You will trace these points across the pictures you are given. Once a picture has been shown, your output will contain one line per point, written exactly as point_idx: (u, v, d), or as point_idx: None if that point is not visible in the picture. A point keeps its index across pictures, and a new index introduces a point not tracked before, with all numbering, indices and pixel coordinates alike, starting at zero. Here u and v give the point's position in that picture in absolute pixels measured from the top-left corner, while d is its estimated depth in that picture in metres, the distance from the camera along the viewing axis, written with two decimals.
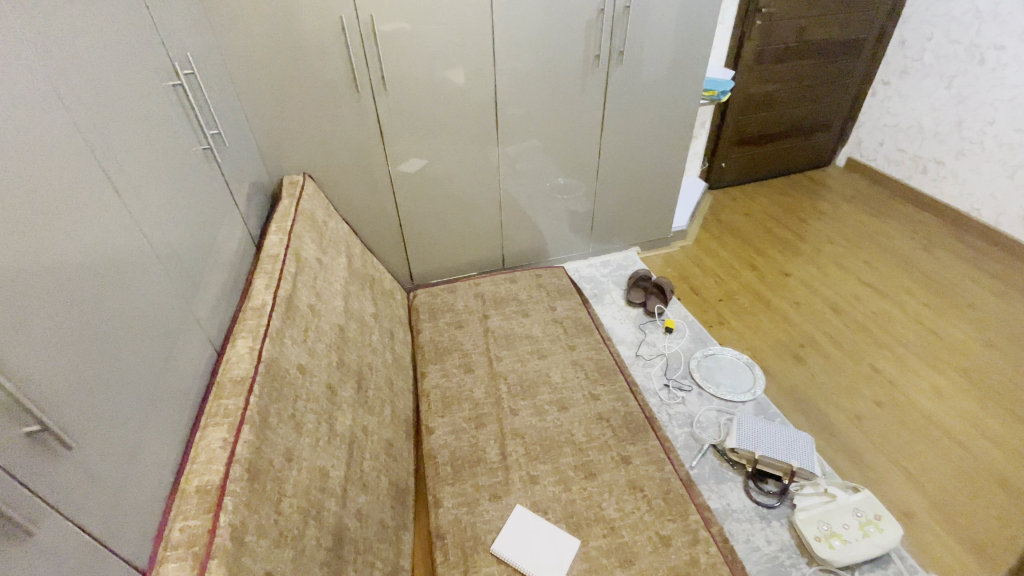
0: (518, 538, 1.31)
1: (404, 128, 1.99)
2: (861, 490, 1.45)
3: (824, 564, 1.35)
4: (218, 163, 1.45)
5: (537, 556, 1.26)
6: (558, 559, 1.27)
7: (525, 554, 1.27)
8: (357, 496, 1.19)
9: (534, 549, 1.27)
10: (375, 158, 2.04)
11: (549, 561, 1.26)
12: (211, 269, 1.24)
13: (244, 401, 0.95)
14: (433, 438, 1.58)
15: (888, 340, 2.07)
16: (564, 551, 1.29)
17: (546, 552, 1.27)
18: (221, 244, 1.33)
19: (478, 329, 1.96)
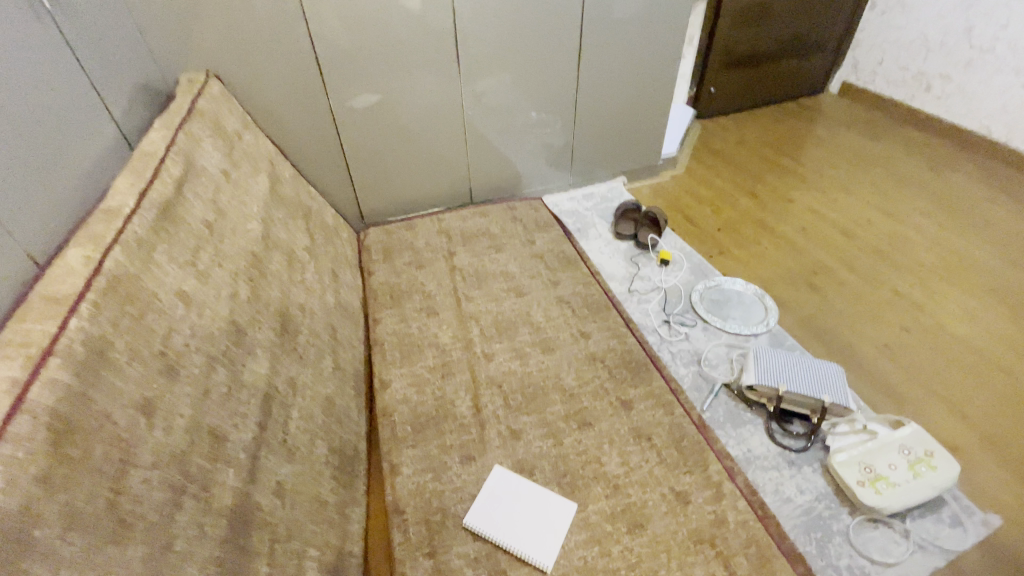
0: (498, 508, 1.02)
1: (340, 36, 1.59)
2: (905, 424, 1.21)
3: (870, 513, 1.10)
4: (54, 19, 0.98)
5: (525, 530, 0.99)
6: (554, 530, 0.99)
7: (510, 529, 1.00)
8: (276, 466, 0.88)
9: (520, 521, 1.00)
10: (305, 73, 1.62)
11: (542, 534, 0.98)
12: (44, 160, 0.88)
13: (58, 326, 0.64)
14: (388, 393, 1.26)
15: (907, 263, 1.84)
16: (559, 518, 1.01)
17: (538, 522, 1.00)
18: (68, 133, 0.97)
19: (442, 268, 1.64)
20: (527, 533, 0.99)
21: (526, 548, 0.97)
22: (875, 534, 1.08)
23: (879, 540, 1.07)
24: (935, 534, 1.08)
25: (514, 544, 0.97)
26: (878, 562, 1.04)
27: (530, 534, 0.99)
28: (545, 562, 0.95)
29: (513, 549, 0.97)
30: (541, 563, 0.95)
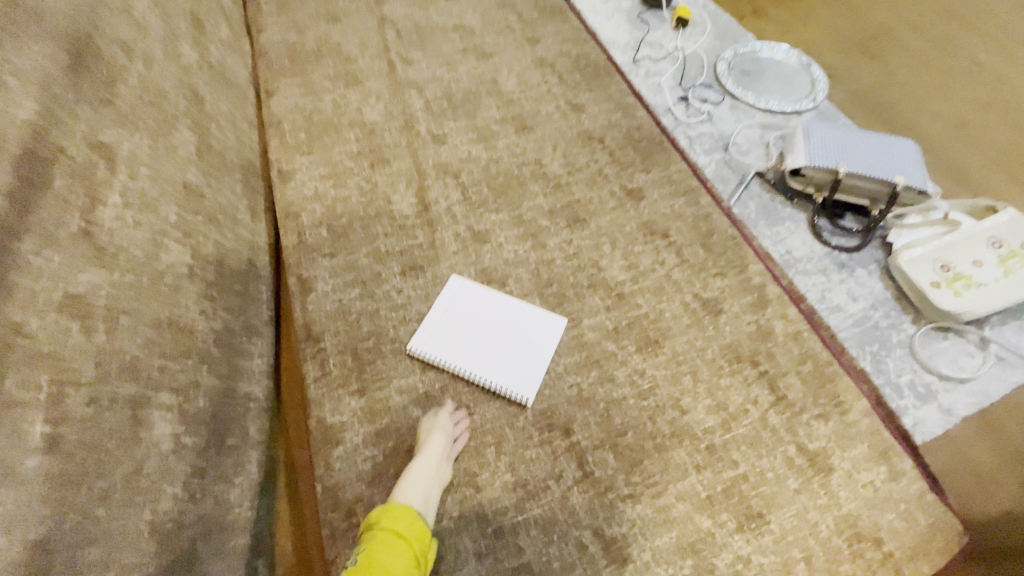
0: (457, 331, 0.70)
1: None
2: (999, 212, 0.91)
3: (941, 321, 0.85)
4: None
5: (496, 357, 0.68)
6: (538, 356, 0.68)
7: (476, 356, 0.68)
8: (59, 271, 0.51)
9: (486, 346, 0.69)
10: None
11: (521, 362, 0.68)
12: None
13: None
14: (289, 186, 0.86)
15: (988, 27, 1.41)
16: (545, 339, 0.70)
17: (515, 347, 0.69)
18: None
19: (366, 21, 1.11)
20: (500, 361, 0.68)
21: (499, 379, 0.66)
22: (944, 345, 0.85)
23: (949, 352, 0.84)
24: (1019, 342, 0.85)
25: (481, 375, 0.67)
26: (948, 378, 0.81)
27: (503, 362, 0.68)
28: (527, 397, 0.65)
29: (480, 382, 0.66)
30: (521, 398, 0.65)
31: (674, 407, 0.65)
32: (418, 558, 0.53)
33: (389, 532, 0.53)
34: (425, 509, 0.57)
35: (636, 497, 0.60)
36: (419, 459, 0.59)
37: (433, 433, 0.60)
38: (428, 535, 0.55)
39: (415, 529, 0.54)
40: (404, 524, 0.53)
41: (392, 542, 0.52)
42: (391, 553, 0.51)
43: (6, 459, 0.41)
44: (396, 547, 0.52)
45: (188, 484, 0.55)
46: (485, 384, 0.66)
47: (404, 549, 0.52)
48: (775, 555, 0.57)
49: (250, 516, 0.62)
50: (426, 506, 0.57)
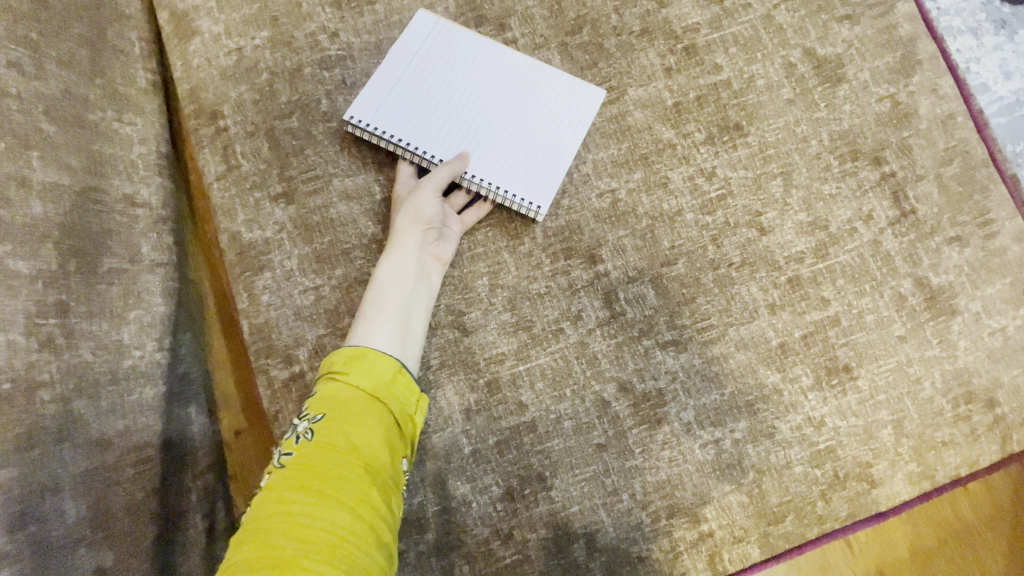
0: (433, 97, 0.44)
1: None
2: None
3: None
4: None
5: (493, 147, 0.44)
6: (558, 149, 0.45)
7: (462, 140, 0.44)
8: None
9: (478, 128, 0.44)
10: None
11: (534, 156, 0.45)
12: None
13: None
14: None
15: None
16: (574, 122, 0.45)
17: (526, 131, 0.45)
18: None
19: None
20: (500, 151, 0.44)
21: (497, 180, 0.44)
22: None
23: None
24: None
25: (468, 170, 0.44)
26: None
27: (506, 153, 0.44)
28: (540, 210, 0.44)
29: (466, 181, 0.44)
30: (530, 210, 0.44)
31: (752, 224, 0.45)
32: (400, 424, 0.36)
33: (358, 389, 0.35)
34: (407, 335, 0.39)
35: (681, 344, 0.43)
36: (393, 260, 0.41)
37: (411, 215, 0.42)
38: (413, 388, 0.37)
39: (393, 383, 0.36)
40: (371, 377, 0.36)
41: (357, 400, 0.35)
42: (364, 418, 0.34)
43: None
44: (369, 412, 0.35)
45: (35, 329, 0.37)
46: (473, 186, 0.44)
47: (376, 413, 0.35)
48: (857, 418, 0.43)
49: (162, 360, 0.46)
50: (410, 323, 0.40)
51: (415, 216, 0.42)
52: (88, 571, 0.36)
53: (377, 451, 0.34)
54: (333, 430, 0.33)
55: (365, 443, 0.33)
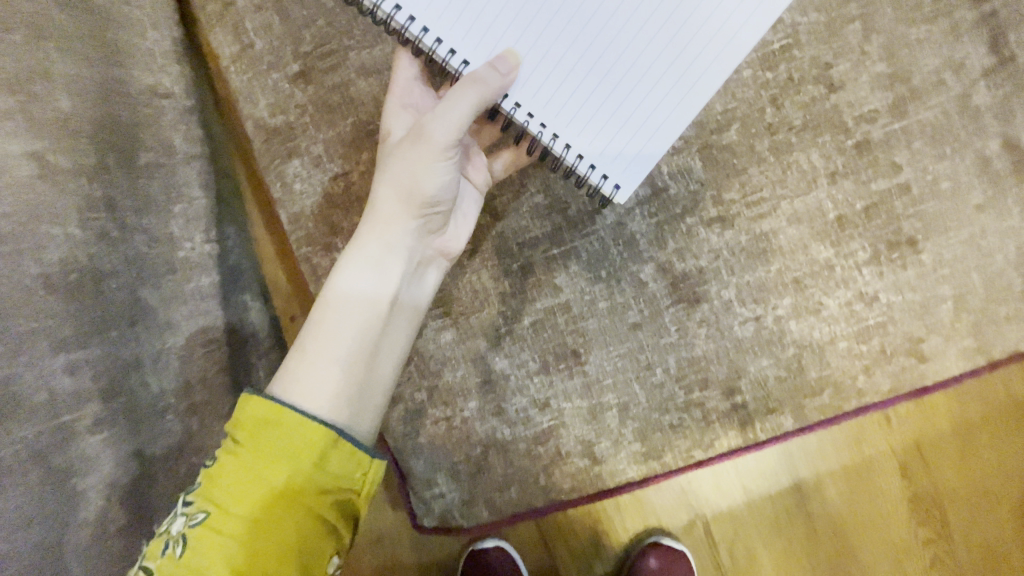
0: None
1: None
2: None
3: None
4: None
5: (574, 72, 0.31)
6: (677, 84, 0.31)
7: (517, 24, 0.30)
8: None
9: (563, 40, 0.31)
10: None
11: (636, 79, 0.31)
12: None
13: None
14: None
15: None
16: (731, 31, 0.31)
17: (632, 30, 0.31)
18: None
19: None
20: (583, 57, 0.31)
21: (556, 118, 0.32)
22: None
23: None
24: None
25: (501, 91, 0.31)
26: None
27: (595, 60, 0.31)
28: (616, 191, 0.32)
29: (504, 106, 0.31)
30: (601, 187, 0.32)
31: (819, 80, 0.39)
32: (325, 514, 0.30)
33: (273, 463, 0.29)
34: (363, 365, 0.33)
35: (727, 220, 0.41)
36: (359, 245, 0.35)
37: (394, 184, 0.35)
38: (351, 466, 0.30)
39: (322, 461, 0.29)
40: (291, 449, 0.29)
41: (268, 479, 0.28)
42: (272, 509, 0.28)
43: None
44: (282, 502, 0.28)
45: (89, 222, 0.38)
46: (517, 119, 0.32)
47: (288, 507, 0.28)
48: (914, 293, 0.40)
49: (211, 251, 0.48)
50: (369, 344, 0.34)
51: (411, 176, 0.34)
52: (177, 434, 0.41)
53: (283, 550, 0.28)
54: (240, 501, 0.28)
55: (267, 539, 0.28)
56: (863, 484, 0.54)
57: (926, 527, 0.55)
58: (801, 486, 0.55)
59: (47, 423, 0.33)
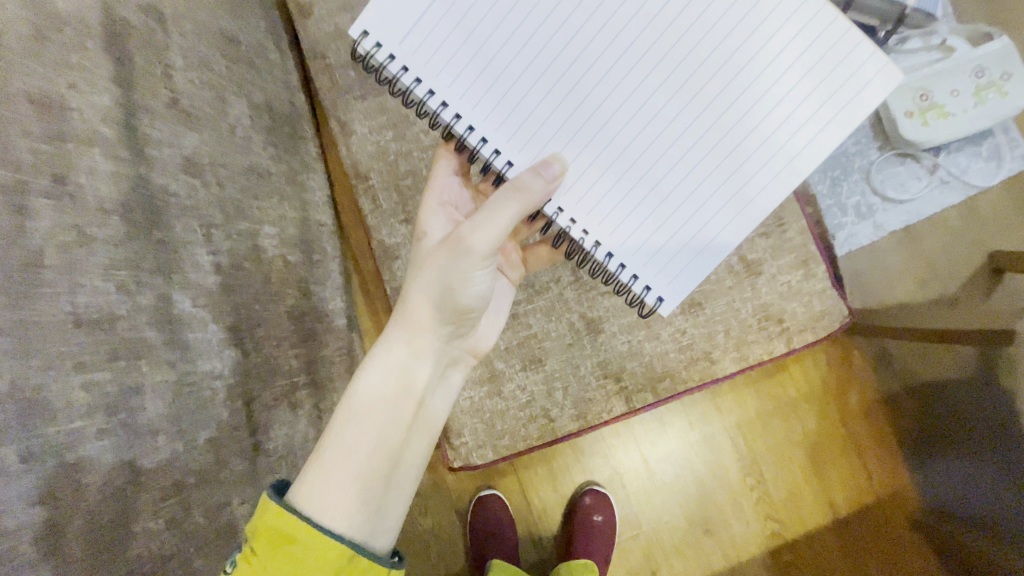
0: (608, 117, 0.50)
1: None
2: (998, 37, 0.93)
3: (903, 147, 0.97)
4: None
5: (649, 211, 0.52)
6: (733, 212, 0.51)
7: (613, 183, 0.51)
8: (174, 136, 0.65)
9: (634, 199, 0.51)
10: None
11: (702, 210, 0.51)
12: None
13: None
14: (310, 23, 0.89)
15: None
16: (792, 156, 0.49)
17: (697, 180, 0.51)
18: None
19: None
20: (657, 205, 0.51)
21: (630, 252, 0.53)
22: (898, 171, 0.98)
23: (900, 177, 0.99)
24: (964, 168, 0.99)
25: (551, 202, 0.52)
26: (889, 200, 0.98)
27: (669, 207, 0.51)
28: (663, 304, 0.54)
29: (585, 243, 0.53)
30: (650, 300, 0.54)
31: None
32: None
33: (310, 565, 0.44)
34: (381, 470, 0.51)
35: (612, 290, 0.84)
36: (386, 363, 0.55)
37: (434, 300, 0.56)
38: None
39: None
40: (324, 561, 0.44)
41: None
42: None
43: (196, 277, 0.61)
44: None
45: (299, 288, 0.81)
46: (594, 255, 0.53)
47: None
48: (702, 327, 0.84)
49: (340, 306, 0.92)
50: (387, 451, 0.52)
51: (438, 299, 0.56)
52: (328, 397, 0.83)
53: None
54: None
55: None
56: (708, 444, 0.95)
57: (749, 476, 0.94)
58: (674, 449, 0.95)
59: (290, 378, 0.73)
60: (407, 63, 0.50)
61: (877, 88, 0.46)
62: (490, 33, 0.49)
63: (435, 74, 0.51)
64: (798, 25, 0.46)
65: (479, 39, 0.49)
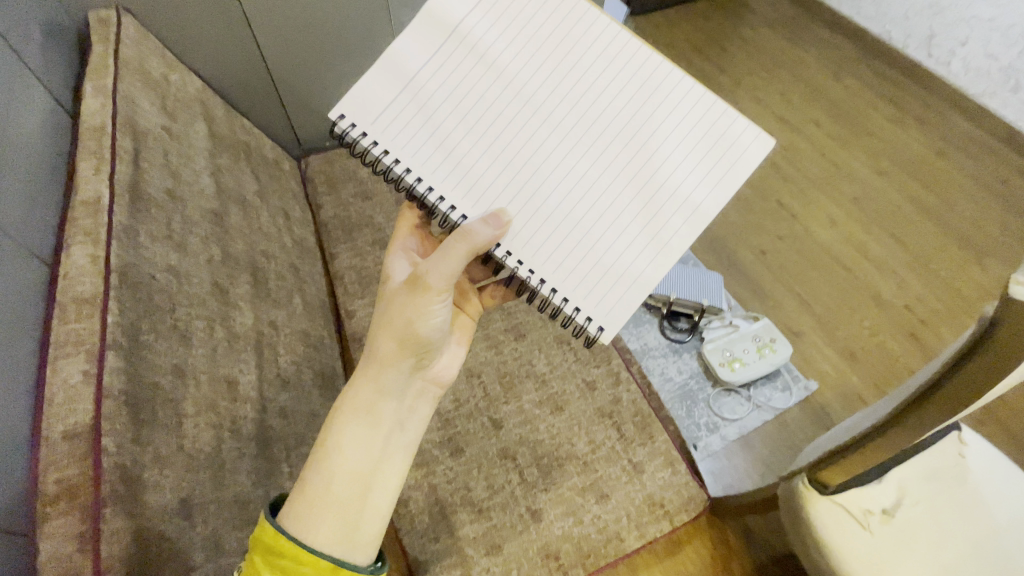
0: (546, 180, 0.75)
1: (276, 20, 1.60)
2: (760, 318, 1.58)
3: (726, 384, 1.52)
4: None
5: (583, 250, 0.75)
6: (649, 245, 0.75)
7: (558, 226, 0.75)
8: (276, 395, 1.12)
9: (567, 243, 0.75)
10: (240, 32, 1.58)
11: (620, 246, 0.75)
12: (9, 138, 0.90)
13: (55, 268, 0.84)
14: (354, 320, 1.46)
15: (794, 175, 2.16)
16: (693, 206, 0.74)
17: (619, 224, 0.75)
18: (20, 105, 0.96)
19: (388, 196, 1.68)
20: (589, 245, 0.75)
21: (569, 288, 0.74)
22: (728, 399, 1.52)
23: (730, 403, 1.52)
24: (769, 396, 1.53)
25: (501, 246, 0.74)
26: (726, 418, 1.49)
27: (592, 246, 0.75)
28: (604, 332, 0.73)
29: (531, 279, 0.74)
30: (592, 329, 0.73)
31: (570, 444, 1.29)
32: None
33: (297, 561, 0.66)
34: (353, 483, 0.72)
35: (546, 488, 1.23)
36: (359, 395, 0.76)
37: (397, 336, 0.77)
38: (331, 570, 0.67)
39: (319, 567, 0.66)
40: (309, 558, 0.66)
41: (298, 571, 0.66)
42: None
43: (279, 484, 1.00)
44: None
45: None
46: (540, 290, 0.74)
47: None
48: (609, 512, 1.21)
49: None
50: (355, 470, 0.73)
51: (400, 339, 0.77)
52: None
53: None
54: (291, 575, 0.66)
55: None
56: None
57: None
58: None
59: None
60: (393, 151, 0.77)
61: (751, 154, 0.74)
62: (454, 130, 0.77)
63: (414, 156, 0.76)
64: (677, 119, 0.76)
65: (447, 133, 0.77)
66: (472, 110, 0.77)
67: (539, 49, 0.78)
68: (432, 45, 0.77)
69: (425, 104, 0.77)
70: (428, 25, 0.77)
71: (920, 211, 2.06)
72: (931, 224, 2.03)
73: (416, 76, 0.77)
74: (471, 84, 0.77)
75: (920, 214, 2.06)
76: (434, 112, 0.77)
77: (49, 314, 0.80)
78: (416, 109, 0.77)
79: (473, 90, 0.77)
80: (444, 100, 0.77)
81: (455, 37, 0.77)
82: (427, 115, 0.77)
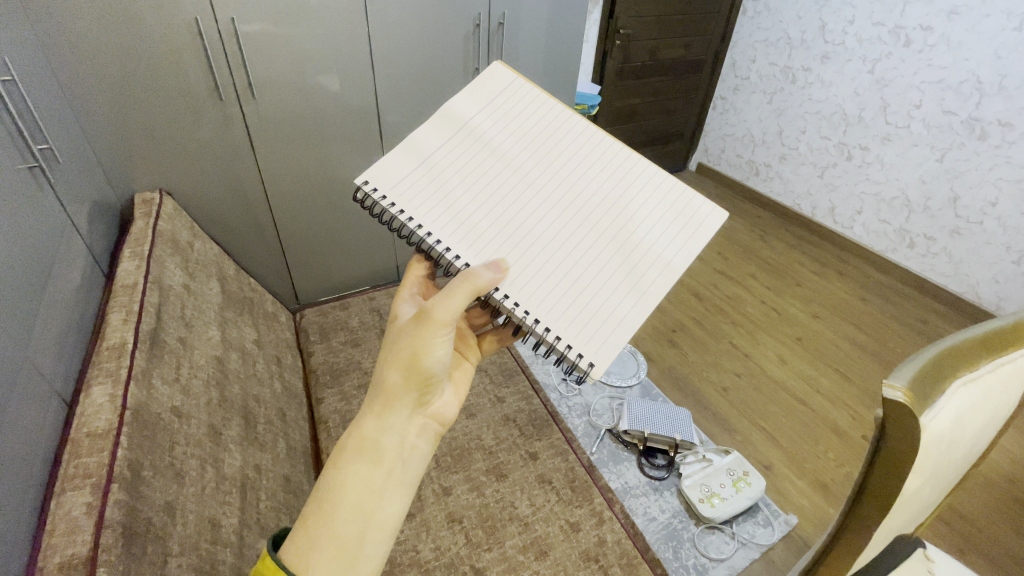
0: (540, 236, 0.88)
1: (290, 197, 1.91)
2: (731, 452, 1.65)
3: (709, 522, 1.52)
4: (51, 183, 1.16)
5: (572, 294, 0.84)
6: (631, 292, 0.85)
7: (551, 273, 0.85)
8: (256, 542, 1.08)
9: (562, 288, 0.84)
10: (258, 207, 1.86)
11: (606, 291, 0.84)
12: (60, 294, 1.05)
13: (71, 410, 0.93)
14: None
15: (742, 320, 2.42)
16: (666, 261, 0.87)
17: (604, 273, 0.86)
18: (71, 268, 1.13)
19: (376, 343, 1.81)
20: (578, 289, 0.84)
21: (561, 326, 0.81)
22: (713, 538, 1.51)
23: (715, 542, 1.50)
24: (753, 533, 1.55)
25: (500, 290, 0.82)
26: (715, 559, 1.47)
27: (581, 290, 0.84)
28: (595, 367, 0.78)
29: (526, 318, 0.80)
30: (583, 364, 0.78)
31: None
32: None
33: None
34: (354, 521, 0.69)
35: None
36: (364, 428, 0.74)
37: (400, 369, 0.75)
38: None
39: None
40: None
41: None
42: None
43: None
44: None
45: None
46: (536, 327, 0.79)
47: None
48: None
49: None
50: (357, 506, 0.70)
51: (405, 369, 0.75)
52: None
53: None
54: None
55: None
56: None
57: None
58: None
59: None
60: (407, 210, 0.89)
61: (709, 224, 0.91)
62: (462, 196, 0.91)
63: (425, 214, 0.89)
64: (649, 198, 0.93)
65: (455, 199, 0.91)
66: (478, 182, 0.92)
67: (535, 143, 0.98)
68: (448, 137, 0.97)
69: (438, 177, 0.93)
70: (445, 123, 0.98)
71: (857, 349, 2.30)
72: (869, 360, 2.25)
73: (433, 158, 0.95)
74: (477, 164, 0.94)
75: (858, 352, 2.29)
76: (445, 182, 0.92)
77: (60, 452, 0.86)
78: (429, 182, 0.92)
79: (478, 168, 0.94)
80: (454, 175, 0.93)
81: (465, 131, 0.97)
82: (438, 184, 0.92)
